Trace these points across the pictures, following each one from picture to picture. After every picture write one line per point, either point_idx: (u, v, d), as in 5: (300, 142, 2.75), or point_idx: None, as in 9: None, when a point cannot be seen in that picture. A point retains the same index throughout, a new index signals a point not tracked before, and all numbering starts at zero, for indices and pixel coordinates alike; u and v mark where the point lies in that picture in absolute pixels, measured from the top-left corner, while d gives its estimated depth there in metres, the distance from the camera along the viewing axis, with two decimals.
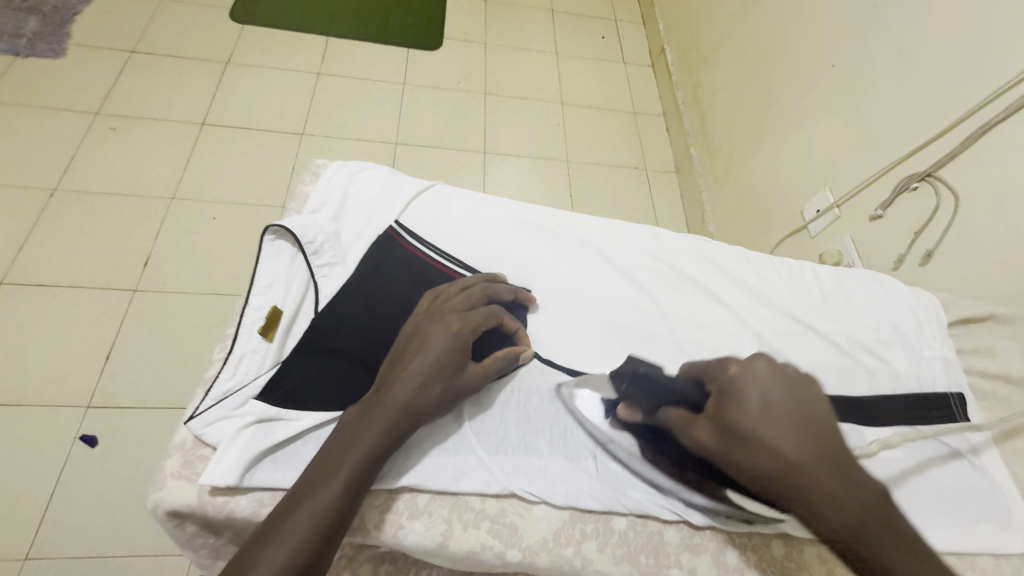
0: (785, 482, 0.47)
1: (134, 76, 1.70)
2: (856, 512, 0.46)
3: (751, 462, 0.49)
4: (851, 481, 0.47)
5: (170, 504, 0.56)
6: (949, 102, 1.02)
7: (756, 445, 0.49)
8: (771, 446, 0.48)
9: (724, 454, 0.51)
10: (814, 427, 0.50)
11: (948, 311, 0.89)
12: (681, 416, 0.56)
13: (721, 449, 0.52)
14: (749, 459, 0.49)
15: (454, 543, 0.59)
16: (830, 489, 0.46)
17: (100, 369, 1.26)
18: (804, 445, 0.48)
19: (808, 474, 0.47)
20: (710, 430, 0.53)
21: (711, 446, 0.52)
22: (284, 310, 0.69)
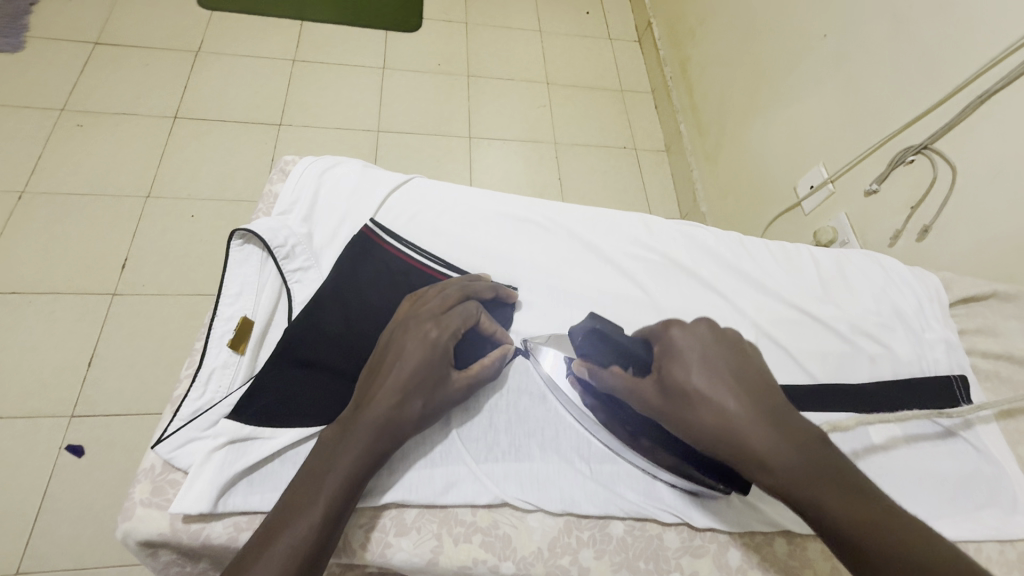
0: (724, 437, 0.49)
1: (99, 69, 1.62)
2: (789, 460, 0.47)
3: (696, 418, 0.51)
4: (791, 433, 0.48)
5: (141, 534, 0.53)
6: (947, 70, 0.98)
7: (697, 400, 0.51)
8: (709, 404, 0.50)
9: (670, 412, 0.53)
10: (754, 383, 0.51)
11: (949, 291, 0.86)
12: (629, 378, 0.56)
13: (667, 407, 0.53)
14: (692, 415, 0.51)
15: (445, 558, 0.56)
16: (767, 442, 0.48)
17: (80, 379, 1.21)
18: (739, 397, 0.50)
19: (744, 429, 0.48)
20: (654, 390, 0.54)
21: (658, 404, 0.54)
22: (256, 320, 0.65)
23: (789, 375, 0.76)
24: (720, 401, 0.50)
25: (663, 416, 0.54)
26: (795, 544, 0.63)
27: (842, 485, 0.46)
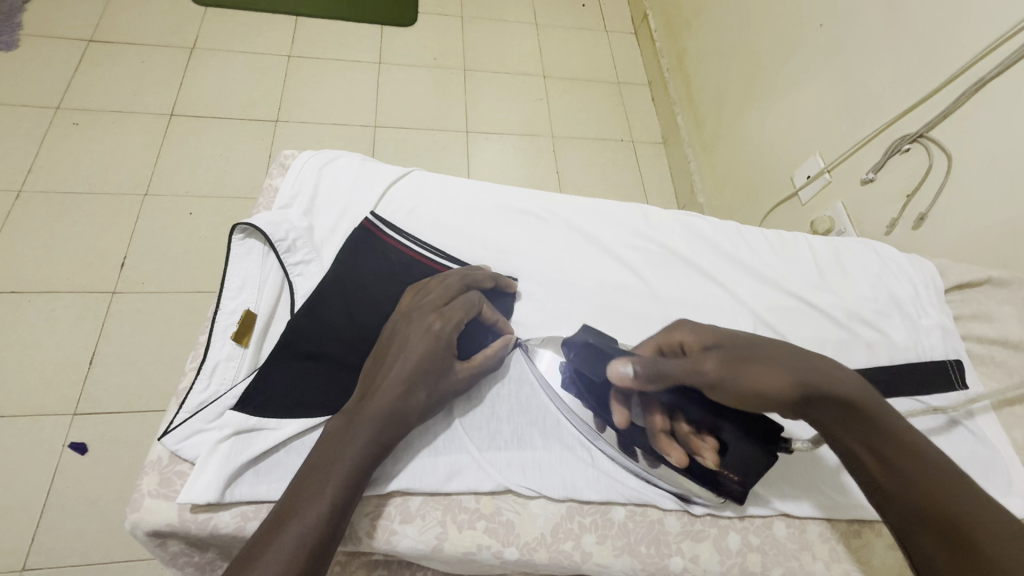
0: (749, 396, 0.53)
1: (95, 66, 1.61)
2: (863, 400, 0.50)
3: (772, 376, 0.52)
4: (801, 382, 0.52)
5: (149, 524, 0.54)
6: (943, 58, 0.98)
7: (766, 361, 0.53)
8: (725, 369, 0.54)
9: (742, 378, 0.53)
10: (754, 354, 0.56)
11: (944, 277, 0.87)
12: (675, 367, 0.57)
13: (739, 373, 0.53)
14: (769, 374, 0.52)
15: (450, 545, 0.57)
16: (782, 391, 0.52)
17: (84, 376, 1.22)
18: (794, 355, 0.54)
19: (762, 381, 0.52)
20: (718, 361, 0.55)
21: (728, 374, 0.54)
22: (259, 313, 0.65)
23: None
24: (782, 358, 0.53)
25: (733, 387, 0.53)
26: (794, 527, 0.64)
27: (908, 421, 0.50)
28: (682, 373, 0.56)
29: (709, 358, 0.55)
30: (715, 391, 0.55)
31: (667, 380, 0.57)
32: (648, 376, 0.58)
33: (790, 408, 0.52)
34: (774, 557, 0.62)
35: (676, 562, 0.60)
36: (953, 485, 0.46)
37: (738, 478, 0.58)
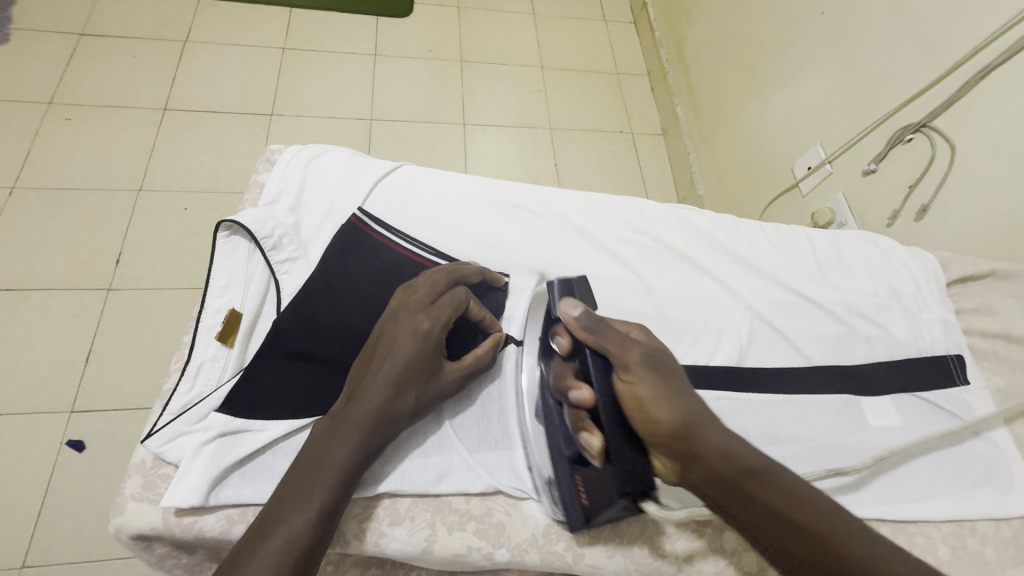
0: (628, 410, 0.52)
1: (86, 60, 1.59)
2: (753, 467, 0.49)
3: (667, 407, 0.50)
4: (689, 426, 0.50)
5: (133, 528, 0.53)
6: (947, 45, 0.96)
7: (672, 393, 0.51)
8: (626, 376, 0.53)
9: (644, 387, 0.52)
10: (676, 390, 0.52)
11: (946, 270, 0.85)
12: (614, 335, 0.56)
13: (644, 381, 0.52)
14: (666, 401, 0.51)
15: (439, 547, 0.56)
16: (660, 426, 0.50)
17: (79, 373, 1.21)
18: (706, 410, 0.52)
19: (648, 410, 0.51)
20: (640, 358, 0.54)
21: (635, 376, 0.53)
22: (244, 312, 0.64)
23: (784, 358, 0.75)
24: (692, 401, 0.52)
25: (630, 389, 0.52)
26: None
27: (817, 499, 0.48)
28: (614, 344, 0.55)
29: (633, 351, 0.54)
30: (623, 380, 0.53)
31: (600, 341, 0.56)
32: (590, 327, 0.57)
33: (666, 451, 0.51)
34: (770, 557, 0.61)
35: (670, 562, 0.59)
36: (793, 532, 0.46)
37: (584, 500, 0.57)
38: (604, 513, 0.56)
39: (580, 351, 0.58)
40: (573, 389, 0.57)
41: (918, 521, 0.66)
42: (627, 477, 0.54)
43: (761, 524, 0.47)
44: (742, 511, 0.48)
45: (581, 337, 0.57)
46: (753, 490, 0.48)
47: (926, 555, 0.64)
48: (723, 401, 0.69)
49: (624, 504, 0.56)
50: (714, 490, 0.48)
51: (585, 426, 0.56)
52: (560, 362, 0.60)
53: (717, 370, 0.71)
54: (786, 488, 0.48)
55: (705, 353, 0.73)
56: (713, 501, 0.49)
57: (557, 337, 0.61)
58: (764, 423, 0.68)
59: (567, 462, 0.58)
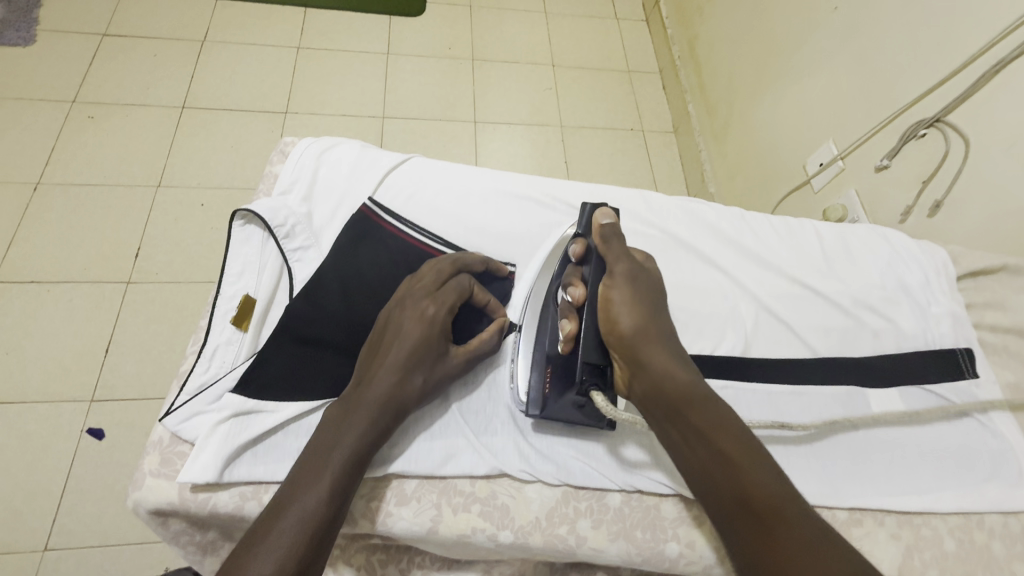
0: (603, 309, 0.61)
1: (108, 60, 1.63)
2: (698, 396, 0.55)
3: (629, 314, 0.60)
4: (646, 336, 0.59)
5: (151, 503, 0.55)
6: (960, 40, 0.95)
7: (641, 308, 0.61)
8: (608, 285, 0.62)
9: (616, 291, 0.61)
10: (648, 309, 0.61)
11: (957, 264, 0.85)
12: (619, 247, 0.65)
13: (619, 288, 0.62)
14: (630, 309, 0.60)
15: (445, 527, 0.58)
16: (620, 319, 0.59)
17: (100, 363, 1.25)
18: (664, 333, 0.61)
19: (615, 309, 0.60)
20: (625, 270, 0.63)
21: (614, 284, 0.62)
22: (258, 299, 0.66)
23: (790, 349, 0.75)
24: (655, 323, 0.60)
25: (605, 292, 0.62)
26: None
27: (759, 453, 0.52)
28: (613, 253, 0.64)
29: (622, 264, 0.63)
30: (605, 284, 0.63)
31: (606, 249, 0.65)
32: (607, 236, 0.66)
33: (619, 353, 0.59)
34: None
35: (673, 548, 0.60)
36: (713, 450, 0.52)
37: (547, 390, 0.62)
38: (558, 404, 0.61)
39: (589, 256, 0.66)
40: (572, 285, 0.65)
41: (924, 513, 0.66)
42: (586, 372, 0.60)
43: (685, 447, 0.54)
44: (673, 429, 0.55)
45: (595, 243, 0.66)
46: (687, 413, 0.54)
47: (931, 547, 0.64)
48: (728, 391, 0.70)
49: (576, 399, 0.61)
50: (653, 401, 0.56)
51: (566, 315, 0.63)
52: (570, 266, 0.67)
53: (722, 361, 0.72)
54: (730, 436, 0.52)
55: (710, 344, 0.73)
56: (649, 413, 0.57)
57: (572, 244, 0.68)
58: (769, 413, 0.69)
59: (541, 356, 0.64)
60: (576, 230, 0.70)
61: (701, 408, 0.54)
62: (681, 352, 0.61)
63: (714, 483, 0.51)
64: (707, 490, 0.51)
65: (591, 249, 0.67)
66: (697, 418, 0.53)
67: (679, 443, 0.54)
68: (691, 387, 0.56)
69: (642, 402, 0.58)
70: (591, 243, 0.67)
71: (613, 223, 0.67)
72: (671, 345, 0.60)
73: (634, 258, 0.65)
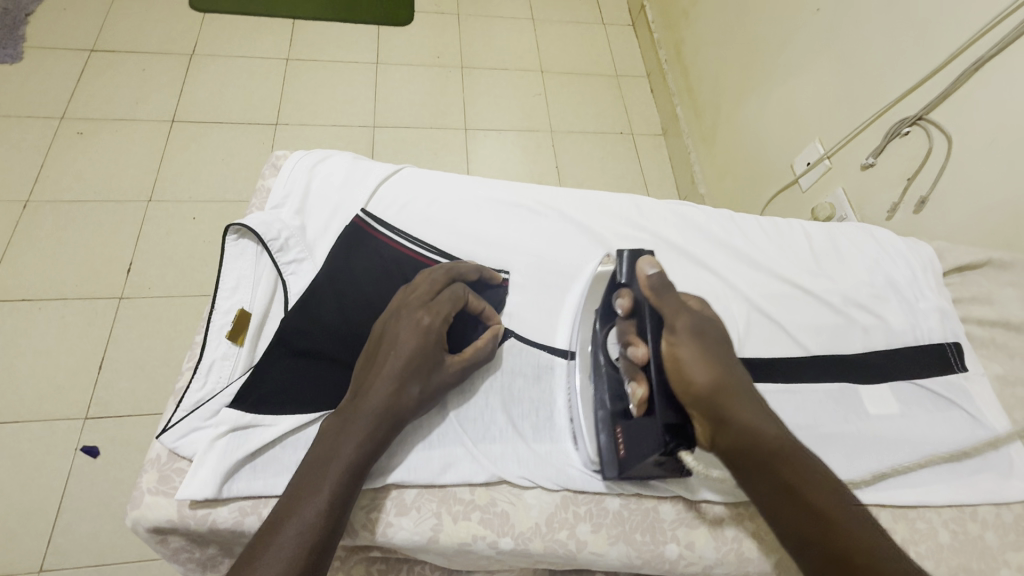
0: (676, 372, 0.56)
1: (96, 75, 1.63)
2: (782, 450, 0.53)
3: (703, 370, 0.56)
4: (724, 394, 0.55)
5: (150, 521, 0.55)
6: (940, 40, 0.98)
7: (711, 363, 0.56)
8: (672, 345, 0.58)
9: (684, 349, 0.57)
10: (719, 362, 0.57)
11: (943, 260, 0.87)
12: (673, 300, 0.60)
13: (686, 345, 0.57)
14: (703, 366, 0.56)
15: (445, 536, 0.58)
16: (696, 380, 0.55)
17: (94, 380, 1.24)
18: (742, 385, 0.57)
19: (688, 370, 0.56)
20: (687, 323, 0.59)
21: (679, 341, 0.58)
22: (253, 313, 0.66)
23: (783, 348, 0.76)
24: (729, 375, 0.57)
25: (671, 350, 0.57)
26: None
27: (851, 508, 0.50)
28: (669, 309, 0.60)
29: (683, 317, 0.59)
30: (668, 342, 0.58)
31: (660, 303, 0.60)
32: (656, 287, 0.61)
33: (700, 411, 0.55)
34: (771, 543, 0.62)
35: (672, 549, 0.61)
36: (807, 506, 0.50)
37: (622, 453, 0.59)
38: (639, 467, 0.58)
39: (640, 309, 0.61)
40: (631, 344, 0.61)
41: (916, 507, 0.67)
42: (668, 434, 0.55)
43: (780, 508, 0.51)
44: (763, 484, 0.52)
45: (643, 295, 0.61)
46: (777, 469, 0.52)
47: (926, 540, 0.65)
48: None
49: (658, 459, 0.56)
50: (739, 457, 0.53)
51: (634, 378, 0.60)
52: (620, 321, 0.64)
53: None
54: (823, 491, 0.50)
55: None
56: (736, 470, 0.54)
57: (618, 297, 0.64)
58: None
59: (607, 413, 0.61)
60: (618, 279, 0.65)
61: (789, 463, 0.52)
62: (760, 401, 0.57)
63: (807, 544, 0.49)
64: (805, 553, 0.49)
65: (639, 301, 0.62)
66: (787, 472, 0.51)
67: (770, 500, 0.52)
68: (778, 441, 0.53)
69: (728, 460, 0.54)
70: (638, 295, 0.62)
71: (659, 273, 0.62)
72: (750, 395, 0.56)
73: (690, 307, 0.61)
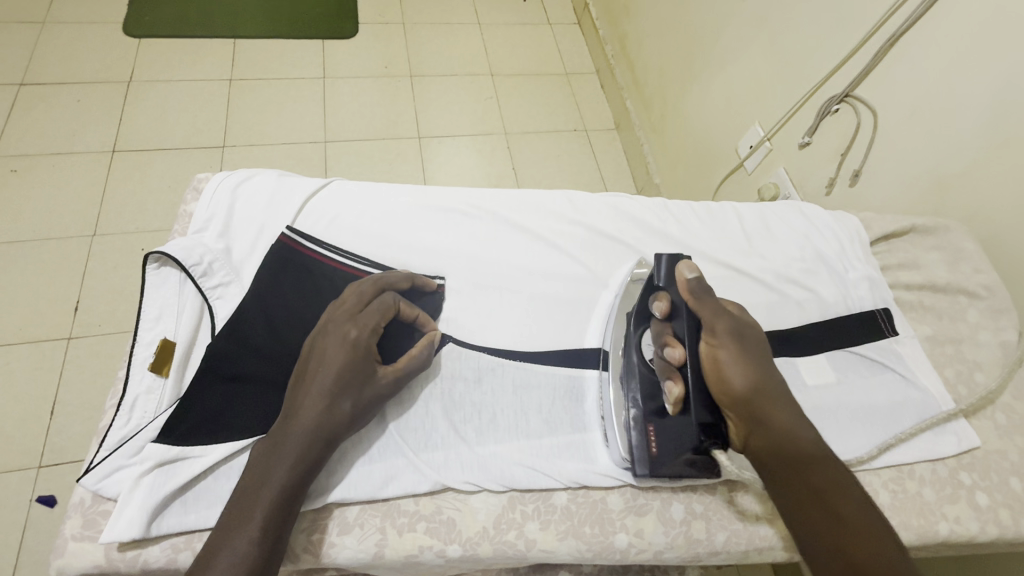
0: (717, 373, 0.60)
1: (27, 110, 1.57)
2: (813, 458, 0.57)
3: (741, 373, 0.59)
4: (767, 401, 0.59)
5: (76, 568, 0.53)
6: (856, 20, 1.02)
7: (749, 365, 0.60)
8: (713, 349, 0.61)
9: (724, 350, 0.61)
10: (760, 368, 0.61)
11: (870, 230, 0.90)
12: (713, 303, 0.63)
13: (726, 346, 0.61)
14: (741, 368, 0.60)
15: (390, 551, 0.57)
16: (734, 382, 0.59)
17: (45, 426, 1.19)
18: (780, 388, 0.61)
19: (729, 371, 0.60)
20: (728, 327, 0.62)
21: (719, 343, 0.61)
22: (178, 342, 0.64)
23: None
24: (767, 379, 0.60)
25: (711, 352, 0.61)
26: (736, 490, 0.65)
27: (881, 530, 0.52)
28: (708, 312, 0.63)
29: (723, 321, 0.62)
30: (708, 343, 0.62)
31: (699, 307, 0.64)
32: (697, 292, 0.64)
33: (737, 409, 0.59)
34: (721, 525, 0.63)
35: (622, 538, 0.61)
36: (838, 505, 0.53)
37: (654, 450, 0.62)
38: (671, 465, 0.61)
39: (678, 313, 0.65)
40: (668, 346, 0.63)
41: (856, 470, 0.69)
42: (703, 432, 0.60)
43: (807, 510, 0.54)
44: (790, 485, 0.56)
45: (683, 298, 0.65)
46: (807, 473, 0.56)
47: None
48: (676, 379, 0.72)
49: (689, 458, 0.61)
50: (772, 458, 0.57)
51: (669, 376, 0.62)
52: (657, 323, 0.66)
53: None
54: (849, 499, 0.54)
55: None
56: (764, 467, 0.58)
57: (655, 300, 0.67)
58: None
59: (641, 413, 0.63)
60: (658, 283, 0.69)
61: (819, 471, 0.56)
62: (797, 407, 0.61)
63: (829, 548, 0.51)
64: (823, 556, 0.51)
65: (677, 304, 0.65)
66: (815, 477, 0.55)
67: (793, 502, 0.55)
68: (811, 448, 0.57)
69: (760, 458, 0.58)
70: (676, 298, 0.66)
71: (697, 277, 0.66)
72: (792, 404, 0.60)
73: (730, 311, 0.64)
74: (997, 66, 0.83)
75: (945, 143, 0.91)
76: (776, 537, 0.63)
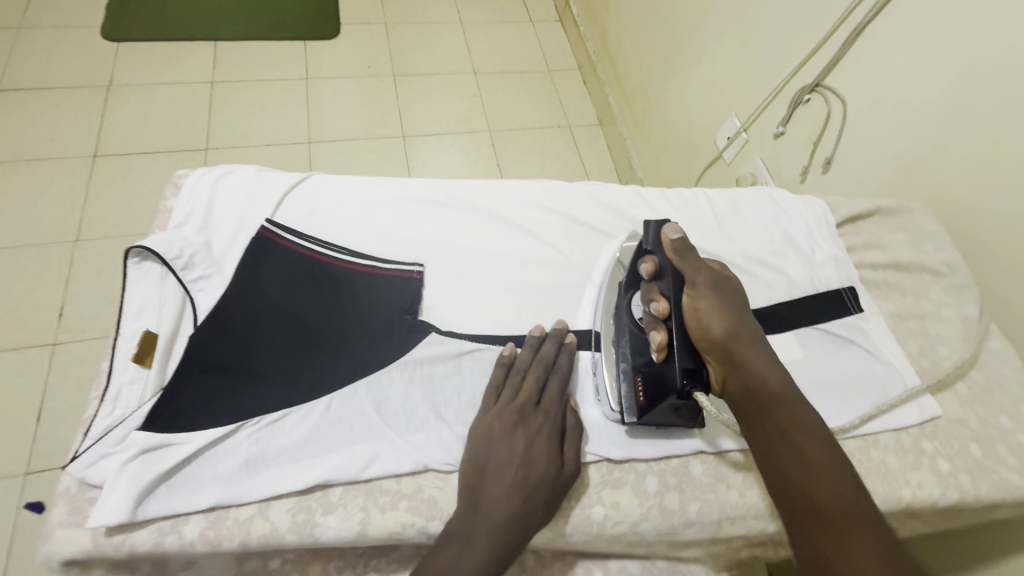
0: (697, 322, 0.65)
1: (6, 116, 1.56)
2: (780, 398, 0.59)
3: (719, 320, 0.64)
4: (742, 346, 0.63)
5: (63, 554, 0.54)
6: (823, 11, 1.05)
7: (728, 313, 0.65)
8: (693, 300, 0.66)
9: (704, 300, 0.65)
10: (738, 318, 0.65)
11: (838, 212, 0.93)
12: (694, 260, 0.68)
13: (705, 297, 0.65)
14: (719, 316, 0.64)
15: (373, 528, 0.59)
16: (714, 329, 0.63)
17: (32, 433, 1.18)
18: (757, 336, 0.65)
19: (709, 319, 0.64)
20: (707, 280, 0.67)
21: (699, 293, 0.66)
22: (160, 333, 0.65)
23: None
24: (744, 326, 0.64)
25: (693, 302, 0.66)
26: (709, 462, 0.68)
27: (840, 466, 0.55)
28: (690, 267, 0.68)
29: (704, 275, 0.67)
30: (689, 295, 0.66)
31: (681, 263, 0.68)
32: (679, 249, 0.68)
33: (716, 353, 0.63)
34: (694, 496, 0.65)
35: (598, 511, 0.63)
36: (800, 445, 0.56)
37: (641, 398, 0.66)
38: (655, 413, 0.65)
39: (662, 271, 0.70)
40: (653, 301, 0.69)
41: None
42: (686, 376, 0.63)
43: (772, 446, 0.57)
44: (759, 423, 0.59)
45: (666, 257, 0.70)
46: (773, 412, 0.59)
47: None
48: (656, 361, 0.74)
49: (673, 404, 0.64)
50: (745, 400, 0.61)
51: (654, 327, 0.67)
52: (646, 284, 0.71)
53: None
54: (811, 437, 0.57)
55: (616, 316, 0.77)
56: (738, 406, 0.61)
57: (643, 262, 0.72)
58: None
59: (630, 366, 0.68)
60: (645, 247, 0.72)
61: (784, 409, 0.59)
62: (771, 353, 0.64)
63: (791, 484, 0.55)
64: (784, 491, 0.55)
65: (662, 264, 0.70)
66: (780, 416, 0.58)
67: (760, 437, 0.59)
68: (780, 389, 0.60)
69: (736, 397, 0.62)
70: (661, 258, 0.70)
71: (682, 238, 0.68)
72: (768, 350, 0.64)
73: (712, 267, 0.69)
74: (954, 53, 0.86)
75: (908, 128, 0.95)
76: (747, 505, 0.66)
